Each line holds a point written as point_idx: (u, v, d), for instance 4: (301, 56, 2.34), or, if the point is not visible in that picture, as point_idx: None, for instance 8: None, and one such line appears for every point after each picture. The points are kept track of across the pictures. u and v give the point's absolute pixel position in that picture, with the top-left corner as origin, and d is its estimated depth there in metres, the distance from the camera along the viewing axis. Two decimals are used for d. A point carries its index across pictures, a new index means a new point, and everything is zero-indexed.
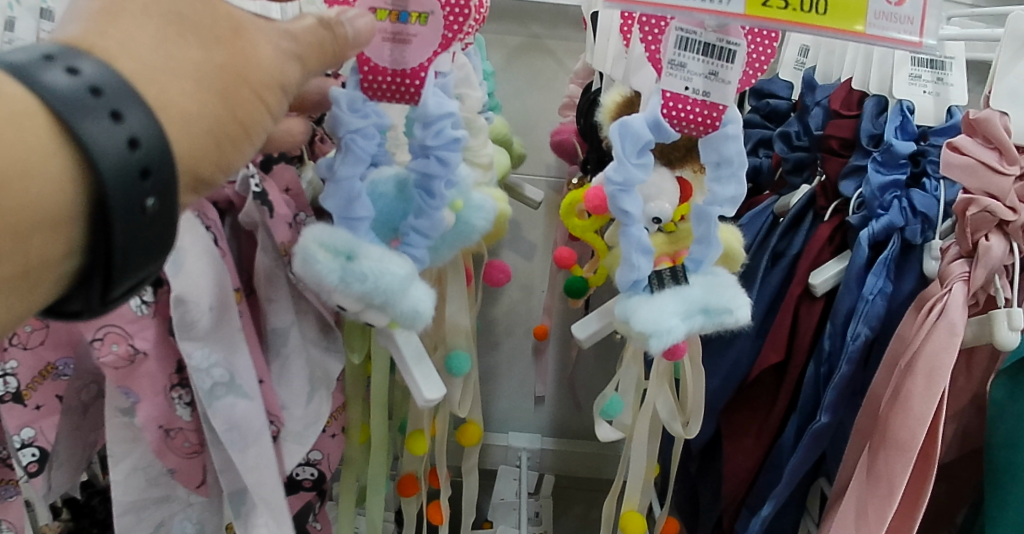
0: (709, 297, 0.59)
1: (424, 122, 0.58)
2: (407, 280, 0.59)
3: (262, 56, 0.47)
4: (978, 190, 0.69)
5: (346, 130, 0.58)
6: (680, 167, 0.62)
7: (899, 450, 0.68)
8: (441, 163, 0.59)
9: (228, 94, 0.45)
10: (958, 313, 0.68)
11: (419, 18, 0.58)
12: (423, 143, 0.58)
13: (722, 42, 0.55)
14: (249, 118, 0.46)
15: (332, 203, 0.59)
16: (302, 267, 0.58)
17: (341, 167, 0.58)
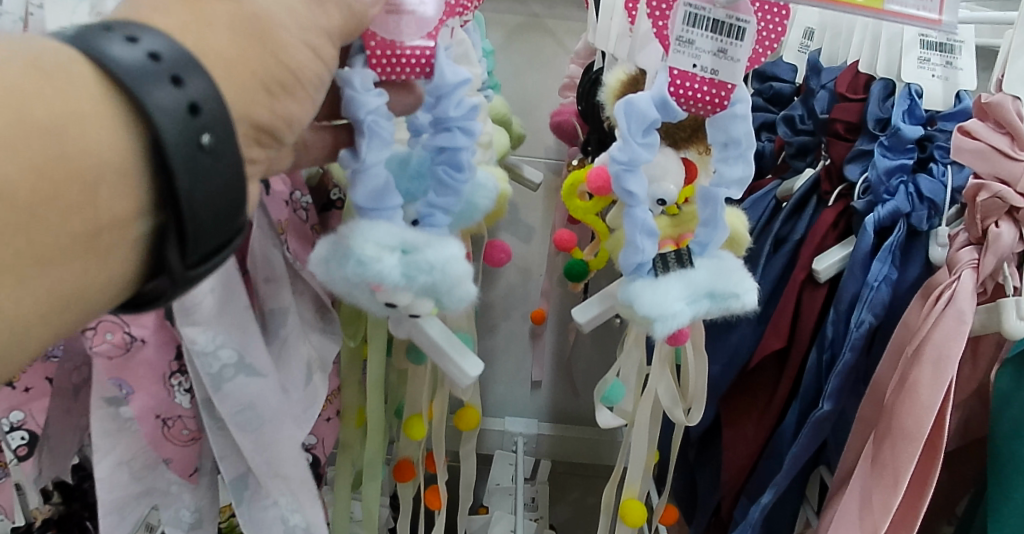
0: (717, 281, 0.58)
1: (440, 95, 0.55)
2: (462, 264, 0.57)
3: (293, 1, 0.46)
4: (988, 176, 0.68)
5: (366, 107, 0.52)
6: (685, 147, 0.60)
7: (905, 439, 0.67)
8: (468, 135, 0.57)
9: (276, 45, 0.44)
10: (966, 301, 0.67)
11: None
12: (446, 116, 0.56)
13: (731, 19, 0.53)
14: (301, 65, 0.45)
15: (369, 197, 0.55)
16: (352, 269, 0.55)
17: (372, 152, 0.54)
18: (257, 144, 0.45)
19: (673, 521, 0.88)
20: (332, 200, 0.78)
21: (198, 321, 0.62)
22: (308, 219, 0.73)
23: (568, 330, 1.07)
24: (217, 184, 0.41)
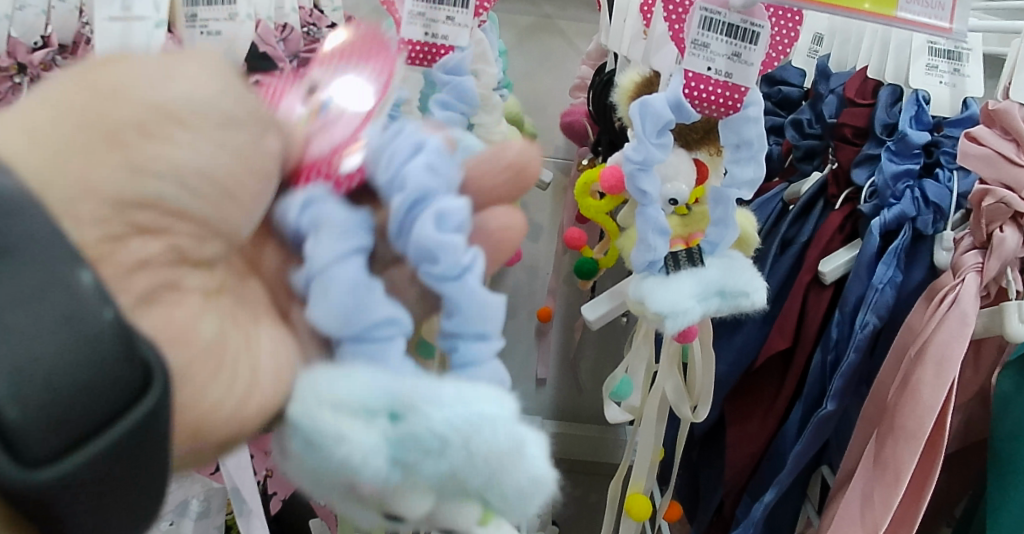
0: (726, 279, 0.59)
1: (378, 160, 0.38)
2: (496, 428, 0.33)
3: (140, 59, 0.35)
4: (994, 181, 0.69)
5: (309, 195, 0.37)
6: (697, 149, 0.61)
7: (907, 438, 0.69)
8: (420, 199, 0.37)
9: (126, 108, 0.32)
10: (969, 304, 0.68)
11: (336, 81, 0.43)
12: (384, 189, 0.38)
13: (746, 24, 0.54)
14: (166, 97, 0.33)
15: (329, 321, 0.35)
16: (308, 451, 0.33)
17: (317, 245, 0.36)
18: (115, 231, 0.31)
19: (677, 518, 0.89)
20: None
21: None
22: None
23: (574, 328, 1.08)
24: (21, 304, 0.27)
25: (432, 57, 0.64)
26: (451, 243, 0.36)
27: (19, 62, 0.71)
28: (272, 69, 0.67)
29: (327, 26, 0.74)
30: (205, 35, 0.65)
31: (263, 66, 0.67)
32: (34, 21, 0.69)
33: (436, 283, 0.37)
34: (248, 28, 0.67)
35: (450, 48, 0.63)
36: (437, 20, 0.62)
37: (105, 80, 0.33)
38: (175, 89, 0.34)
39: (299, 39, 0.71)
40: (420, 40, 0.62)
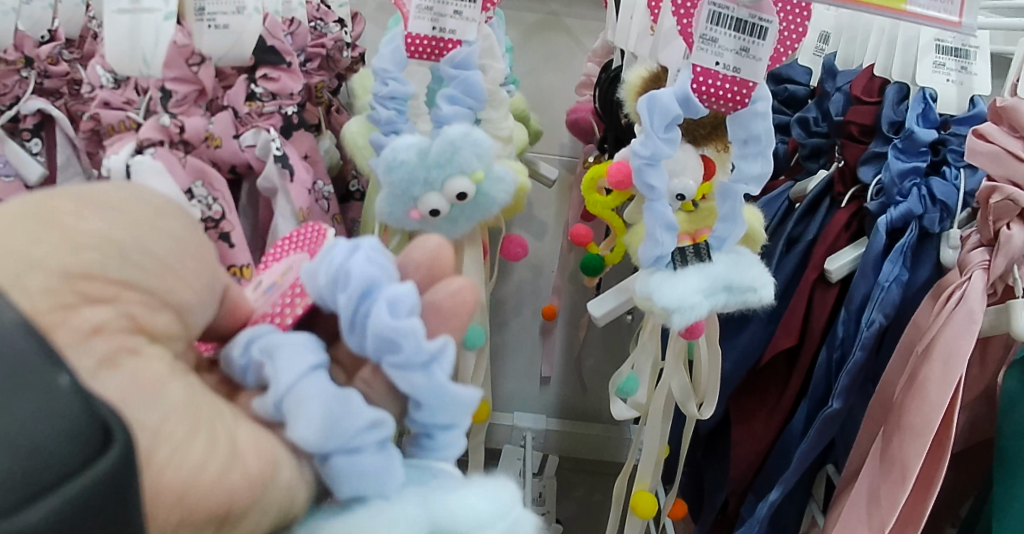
0: (733, 275, 0.59)
1: (331, 289, 0.38)
2: (521, 523, 0.38)
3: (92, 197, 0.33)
4: (1002, 178, 0.69)
5: (252, 335, 0.39)
6: (704, 145, 0.61)
7: (913, 435, 0.68)
8: (367, 293, 0.37)
9: (63, 198, 0.32)
10: (977, 301, 0.68)
11: (285, 274, 0.45)
12: (330, 291, 0.38)
13: (754, 19, 0.54)
14: (107, 234, 0.32)
15: (316, 436, 0.34)
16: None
17: (277, 363, 0.36)
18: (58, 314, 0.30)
19: (681, 516, 0.89)
20: (351, 191, 0.81)
21: None
22: (330, 209, 0.70)
23: (579, 326, 1.08)
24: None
25: (441, 51, 0.64)
26: (410, 327, 0.36)
27: (26, 57, 0.71)
28: (279, 64, 0.67)
29: (334, 21, 0.75)
30: (213, 29, 0.65)
31: (269, 58, 0.67)
32: (40, 15, 0.72)
33: (400, 373, 0.37)
34: (257, 23, 0.65)
35: (458, 42, 0.63)
36: (445, 14, 0.62)
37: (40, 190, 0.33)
38: (111, 190, 0.34)
39: (306, 34, 0.71)
40: (428, 34, 0.62)
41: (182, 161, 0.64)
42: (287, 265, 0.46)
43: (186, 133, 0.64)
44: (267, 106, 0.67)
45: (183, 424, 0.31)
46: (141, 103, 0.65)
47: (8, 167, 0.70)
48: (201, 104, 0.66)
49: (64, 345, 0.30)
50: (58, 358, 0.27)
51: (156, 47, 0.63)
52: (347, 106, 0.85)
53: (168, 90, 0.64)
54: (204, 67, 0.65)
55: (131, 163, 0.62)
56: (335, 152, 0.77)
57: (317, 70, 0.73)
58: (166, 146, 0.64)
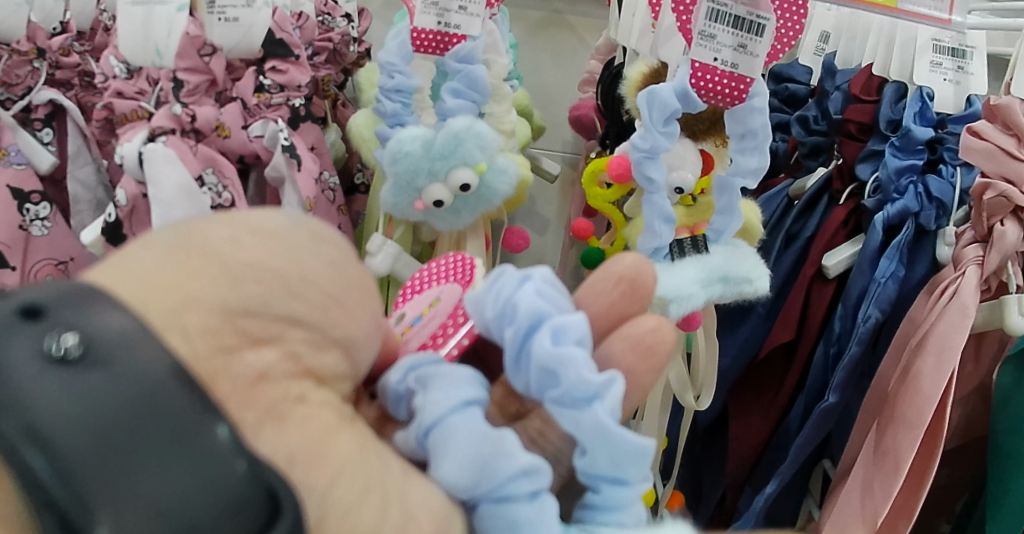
0: (730, 266, 0.60)
1: (499, 320, 0.40)
2: None
3: (234, 234, 0.34)
4: (995, 175, 0.70)
5: (415, 361, 0.41)
6: (703, 139, 0.62)
7: (906, 427, 0.70)
8: (529, 329, 0.38)
9: (221, 238, 0.33)
10: (970, 296, 0.69)
11: (432, 305, 0.47)
12: (496, 323, 0.40)
13: (752, 16, 0.55)
14: (275, 268, 0.33)
15: (459, 471, 0.35)
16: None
17: (430, 397, 0.38)
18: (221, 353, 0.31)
19: (679, 508, 0.90)
20: (356, 184, 0.82)
21: None
22: (335, 200, 0.74)
23: None
24: (139, 436, 0.27)
25: (445, 45, 0.65)
26: (571, 356, 0.37)
27: (38, 47, 0.72)
28: (288, 56, 0.68)
29: (341, 15, 0.76)
30: (224, 22, 0.66)
31: (278, 52, 0.68)
32: (52, 8, 0.73)
33: (565, 411, 0.37)
34: (265, 17, 0.67)
35: (463, 37, 0.65)
36: (449, 10, 0.64)
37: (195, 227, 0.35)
38: (262, 221, 0.35)
39: (314, 28, 0.72)
40: (433, 29, 0.64)
41: (193, 149, 0.65)
42: (434, 294, 0.48)
43: (197, 123, 0.65)
44: (275, 97, 0.68)
45: (354, 484, 0.31)
46: (152, 93, 0.66)
47: (21, 156, 0.71)
48: (211, 94, 0.67)
49: (227, 397, 0.31)
50: (215, 409, 0.29)
51: (168, 39, 0.64)
52: (352, 100, 0.86)
53: (180, 80, 0.65)
54: (215, 57, 0.66)
55: (143, 150, 0.63)
56: (340, 145, 0.79)
57: (324, 64, 0.75)
58: (177, 134, 0.65)
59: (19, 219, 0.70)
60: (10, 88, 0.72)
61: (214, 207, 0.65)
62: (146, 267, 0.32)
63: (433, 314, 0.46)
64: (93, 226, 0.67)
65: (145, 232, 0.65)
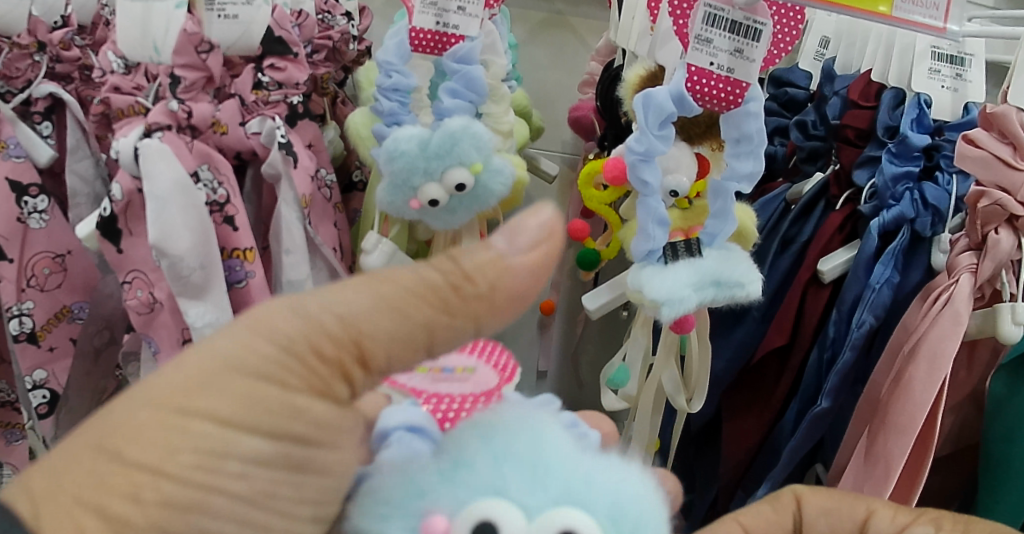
0: (721, 270, 0.61)
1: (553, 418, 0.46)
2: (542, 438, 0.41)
3: (231, 388, 0.39)
4: (990, 183, 0.70)
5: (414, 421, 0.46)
6: (699, 143, 0.63)
7: (897, 433, 0.70)
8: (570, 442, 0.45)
9: (214, 386, 0.39)
10: (963, 303, 0.69)
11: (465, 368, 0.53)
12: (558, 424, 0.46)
13: (749, 21, 0.55)
14: (321, 429, 0.41)
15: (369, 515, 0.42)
16: None
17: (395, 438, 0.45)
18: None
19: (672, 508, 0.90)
20: (354, 182, 0.83)
21: (208, 298, 0.65)
22: (332, 198, 0.74)
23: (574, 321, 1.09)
24: None
25: (443, 45, 0.65)
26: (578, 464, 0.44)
27: (39, 41, 0.72)
28: (286, 54, 0.69)
29: (341, 14, 0.75)
30: (223, 19, 0.66)
31: (277, 49, 0.68)
32: (53, 2, 0.72)
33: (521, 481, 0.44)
34: (265, 13, 0.67)
35: (461, 38, 0.65)
36: (449, 10, 0.64)
37: (212, 363, 0.39)
38: (263, 404, 0.40)
39: (314, 26, 0.72)
40: (432, 28, 0.64)
41: (189, 145, 0.65)
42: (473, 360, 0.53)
43: (193, 119, 0.66)
44: (273, 95, 0.68)
45: None
46: (150, 89, 0.66)
47: (19, 149, 0.71)
48: (209, 90, 0.67)
49: None
50: None
51: (166, 35, 0.65)
52: (352, 98, 0.87)
53: (177, 76, 0.65)
54: (213, 54, 0.66)
55: (138, 145, 0.63)
56: (339, 143, 0.79)
57: (324, 62, 0.75)
58: (174, 130, 0.65)
59: (17, 211, 0.71)
60: (9, 81, 0.72)
61: (209, 203, 0.66)
62: (104, 437, 0.39)
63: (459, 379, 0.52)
64: (88, 220, 0.67)
65: (140, 226, 0.66)
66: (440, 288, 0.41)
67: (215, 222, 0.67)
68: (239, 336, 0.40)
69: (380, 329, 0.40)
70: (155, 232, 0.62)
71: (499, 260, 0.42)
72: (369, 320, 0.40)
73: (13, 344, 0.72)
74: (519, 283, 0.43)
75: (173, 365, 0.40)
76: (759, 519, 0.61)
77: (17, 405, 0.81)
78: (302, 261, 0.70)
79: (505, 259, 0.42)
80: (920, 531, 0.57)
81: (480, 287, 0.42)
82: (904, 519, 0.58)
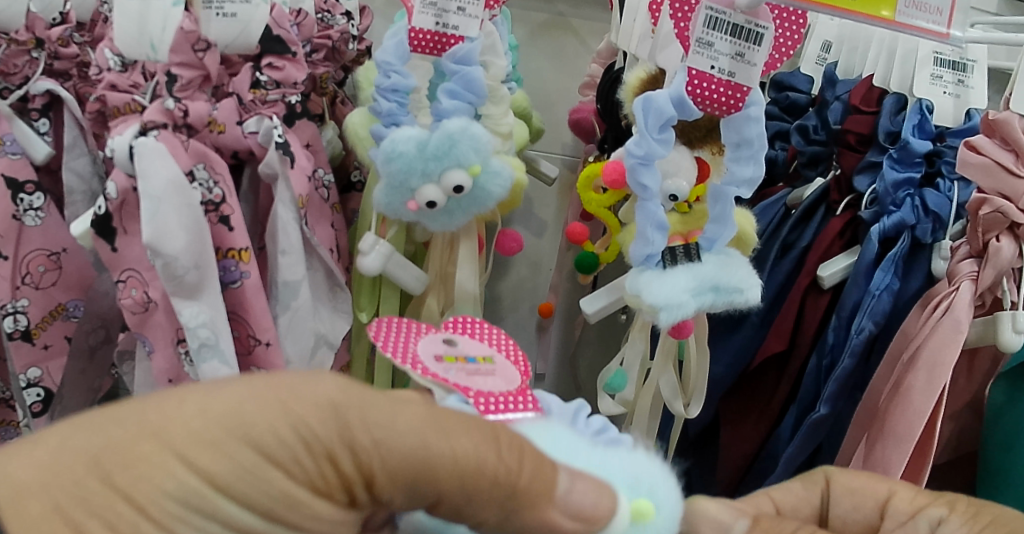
0: (720, 276, 0.60)
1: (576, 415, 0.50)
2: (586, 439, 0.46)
3: (236, 456, 0.35)
4: (992, 191, 0.70)
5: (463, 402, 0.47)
6: (699, 147, 0.62)
7: (896, 442, 0.70)
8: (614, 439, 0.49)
9: (218, 448, 0.35)
10: (964, 311, 0.69)
11: (486, 359, 0.51)
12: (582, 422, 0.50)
13: (750, 24, 0.55)
14: (308, 516, 0.37)
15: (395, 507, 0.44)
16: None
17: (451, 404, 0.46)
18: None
19: None
20: (353, 182, 0.82)
21: (201, 297, 0.65)
22: (329, 198, 0.73)
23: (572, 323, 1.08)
24: None
25: (443, 46, 0.65)
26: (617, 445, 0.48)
27: (37, 37, 0.72)
28: (285, 53, 0.68)
29: (341, 13, 0.75)
30: (221, 17, 0.65)
31: (275, 49, 0.68)
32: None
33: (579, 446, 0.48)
34: (264, 12, 0.66)
35: (460, 39, 0.65)
36: (448, 10, 0.64)
37: (232, 423, 0.35)
38: (264, 486, 0.35)
39: (313, 26, 0.72)
40: (431, 29, 0.64)
41: (184, 144, 0.65)
42: (490, 352, 0.52)
43: (189, 117, 0.65)
44: (271, 94, 0.68)
45: None
46: (147, 87, 0.65)
47: (15, 145, 0.71)
48: (205, 89, 0.67)
49: None
50: None
51: (163, 33, 0.64)
52: (352, 98, 0.86)
53: (174, 74, 0.65)
54: (209, 53, 0.66)
55: (133, 143, 0.63)
56: (338, 143, 0.78)
57: (322, 61, 0.74)
58: (169, 129, 0.65)
59: (12, 208, 0.70)
60: (6, 77, 0.72)
61: (204, 202, 0.66)
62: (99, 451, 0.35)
63: (484, 370, 0.51)
64: (83, 218, 0.67)
65: (135, 225, 0.65)
66: (480, 478, 0.39)
67: (210, 221, 0.67)
68: (273, 404, 0.36)
69: (411, 460, 0.37)
70: (149, 232, 0.62)
71: (548, 467, 0.41)
72: (401, 435, 0.37)
73: (7, 341, 0.72)
74: (548, 527, 0.41)
75: (189, 404, 0.36)
76: (790, 494, 0.59)
77: (12, 403, 0.81)
78: (298, 261, 0.69)
79: (547, 515, 0.41)
80: (935, 514, 0.54)
81: (523, 496, 0.40)
82: (922, 501, 0.55)
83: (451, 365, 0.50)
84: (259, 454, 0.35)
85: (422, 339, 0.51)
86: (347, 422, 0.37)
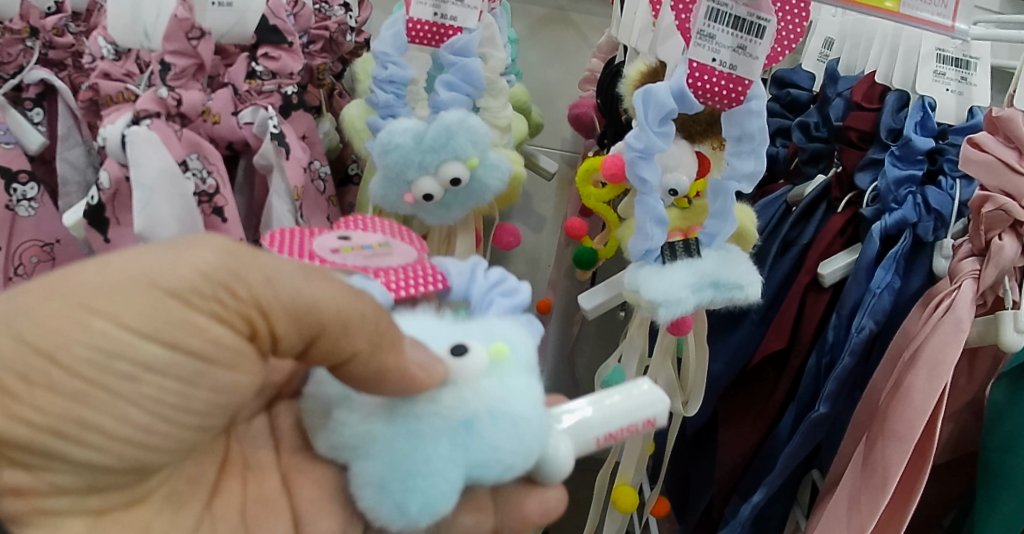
0: (720, 271, 0.60)
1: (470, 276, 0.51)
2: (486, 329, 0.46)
3: (135, 298, 0.33)
4: (995, 188, 0.69)
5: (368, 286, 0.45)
6: (700, 142, 0.62)
7: (896, 441, 0.69)
8: (514, 305, 0.50)
9: (122, 291, 0.33)
10: (965, 309, 0.68)
11: (382, 244, 0.51)
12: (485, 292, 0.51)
13: (752, 17, 0.54)
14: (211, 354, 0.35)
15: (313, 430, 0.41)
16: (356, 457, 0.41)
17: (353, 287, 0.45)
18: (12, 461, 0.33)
19: (665, 513, 0.86)
20: (350, 175, 0.82)
21: None
22: (325, 191, 0.73)
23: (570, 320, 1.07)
24: None
25: (441, 37, 0.64)
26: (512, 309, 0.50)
27: (32, 26, 0.71)
28: (281, 43, 0.68)
29: (339, 4, 0.74)
30: (217, 6, 0.65)
31: (271, 38, 0.68)
32: None
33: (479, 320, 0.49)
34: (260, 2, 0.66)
35: (459, 29, 0.64)
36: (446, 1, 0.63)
37: (135, 268, 0.33)
38: (165, 317, 0.33)
39: (310, 16, 0.71)
40: (430, 19, 0.63)
41: (178, 133, 0.64)
42: (384, 238, 0.52)
43: (183, 106, 0.64)
44: (266, 84, 0.67)
45: None
46: (141, 77, 0.65)
47: (9, 135, 0.70)
48: (200, 78, 0.66)
49: None
50: None
51: (157, 21, 0.64)
52: (350, 91, 0.85)
53: (167, 63, 0.64)
54: (203, 41, 0.65)
55: (125, 132, 0.62)
56: (334, 135, 0.78)
57: (319, 53, 0.74)
58: (162, 118, 0.64)
59: (6, 198, 0.70)
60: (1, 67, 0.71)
61: (197, 193, 0.65)
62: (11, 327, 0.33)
63: (382, 254, 0.50)
64: (76, 207, 0.66)
65: (128, 216, 0.65)
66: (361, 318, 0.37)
67: (202, 213, 0.66)
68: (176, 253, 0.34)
69: (287, 291, 0.36)
70: (140, 221, 0.61)
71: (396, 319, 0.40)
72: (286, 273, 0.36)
73: None
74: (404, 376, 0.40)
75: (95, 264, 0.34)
76: None
77: None
78: None
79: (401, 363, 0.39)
80: None
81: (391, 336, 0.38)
82: None
83: (348, 254, 0.49)
84: (158, 289, 0.33)
85: (315, 239, 0.50)
86: (240, 264, 0.35)
